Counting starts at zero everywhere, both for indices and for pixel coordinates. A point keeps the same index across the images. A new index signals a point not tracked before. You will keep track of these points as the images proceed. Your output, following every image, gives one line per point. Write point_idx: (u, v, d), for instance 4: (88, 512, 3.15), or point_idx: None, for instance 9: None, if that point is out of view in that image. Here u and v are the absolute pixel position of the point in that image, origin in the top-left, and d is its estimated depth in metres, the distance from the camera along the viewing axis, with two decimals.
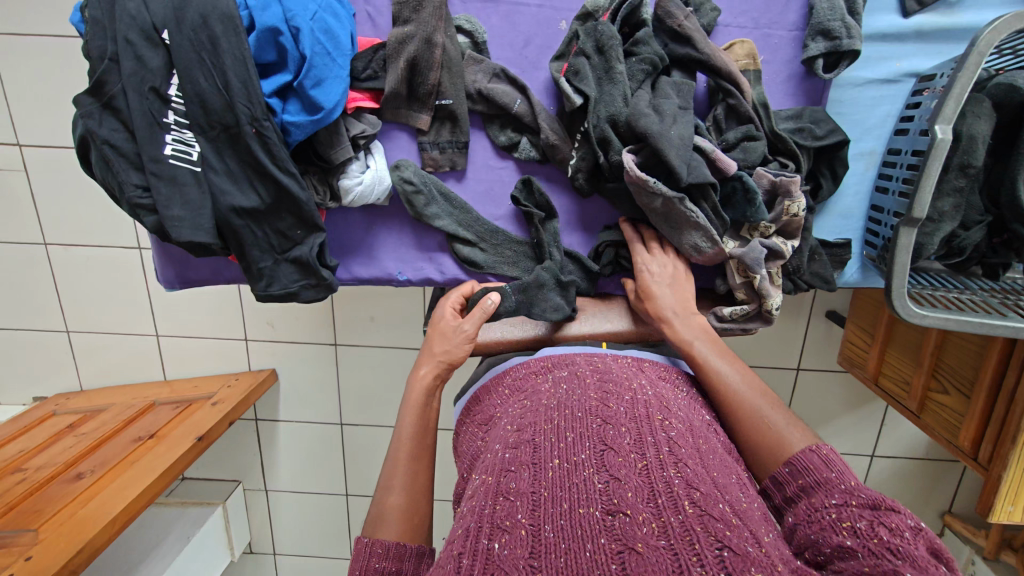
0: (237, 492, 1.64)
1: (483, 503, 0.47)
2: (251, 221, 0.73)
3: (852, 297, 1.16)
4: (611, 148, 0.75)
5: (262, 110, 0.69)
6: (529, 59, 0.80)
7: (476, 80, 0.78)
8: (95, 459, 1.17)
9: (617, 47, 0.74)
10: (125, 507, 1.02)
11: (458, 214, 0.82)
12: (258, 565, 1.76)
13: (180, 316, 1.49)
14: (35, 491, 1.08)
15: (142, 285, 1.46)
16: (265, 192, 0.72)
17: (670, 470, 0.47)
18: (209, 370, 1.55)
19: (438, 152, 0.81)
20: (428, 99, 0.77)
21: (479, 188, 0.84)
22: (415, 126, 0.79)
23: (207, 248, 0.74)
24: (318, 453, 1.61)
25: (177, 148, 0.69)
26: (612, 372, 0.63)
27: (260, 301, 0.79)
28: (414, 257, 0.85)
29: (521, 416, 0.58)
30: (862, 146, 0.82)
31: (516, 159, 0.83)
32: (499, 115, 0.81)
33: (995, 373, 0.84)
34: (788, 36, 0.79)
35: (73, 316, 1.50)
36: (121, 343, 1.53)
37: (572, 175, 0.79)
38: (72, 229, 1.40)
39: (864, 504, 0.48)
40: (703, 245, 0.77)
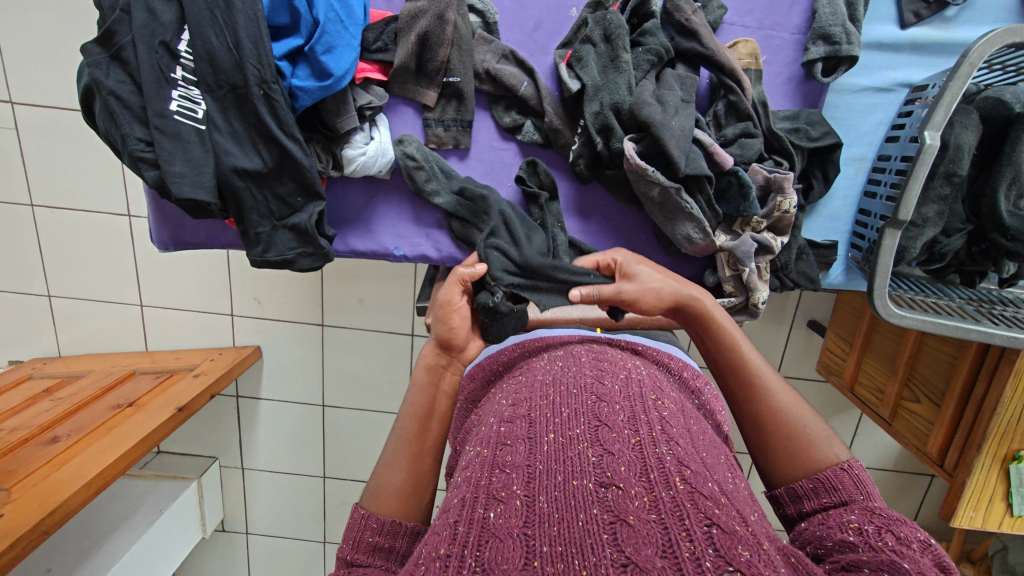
0: (213, 469, 1.63)
1: (479, 474, 0.48)
2: (252, 184, 0.73)
3: (833, 307, 1.20)
4: (611, 135, 0.76)
5: (271, 72, 0.69)
6: (537, 43, 0.81)
7: (484, 59, 0.79)
8: (71, 424, 1.15)
9: (624, 36, 0.75)
10: (101, 471, 1.00)
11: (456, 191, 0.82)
12: (229, 544, 1.74)
13: (166, 286, 1.47)
14: (8, 452, 1.06)
15: (129, 253, 1.44)
16: (268, 155, 0.72)
17: (662, 447, 0.49)
18: (193, 344, 1.54)
19: (442, 129, 0.82)
20: (436, 76, 0.78)
21: (480, 168, 0.85)
22: (421, 101, 0.80)
23: (204, 208, 0.73)
24: (298, 433, 1.61)
25: (183, 105, 0.69)
26: (607, 355, 0.65)
27: (254, 267, 0.78)
28: (411, 232, 0.86)
29: (517, 393, 0.59)
30: (853, 151, 0.84)
31: (519, 141, 0.84)
32: (504, 96, 0.82)
33: (964, 383, 0.86)
34: (790, 38, 0.81)
35: (56, 280, 1.47)
36: (104, 311, 1.51)
37: (572, 160, 0.80)
38: (60, 191, 1.38)
39: (879, 517, 0.49)
40: (695, 236, 0.78)
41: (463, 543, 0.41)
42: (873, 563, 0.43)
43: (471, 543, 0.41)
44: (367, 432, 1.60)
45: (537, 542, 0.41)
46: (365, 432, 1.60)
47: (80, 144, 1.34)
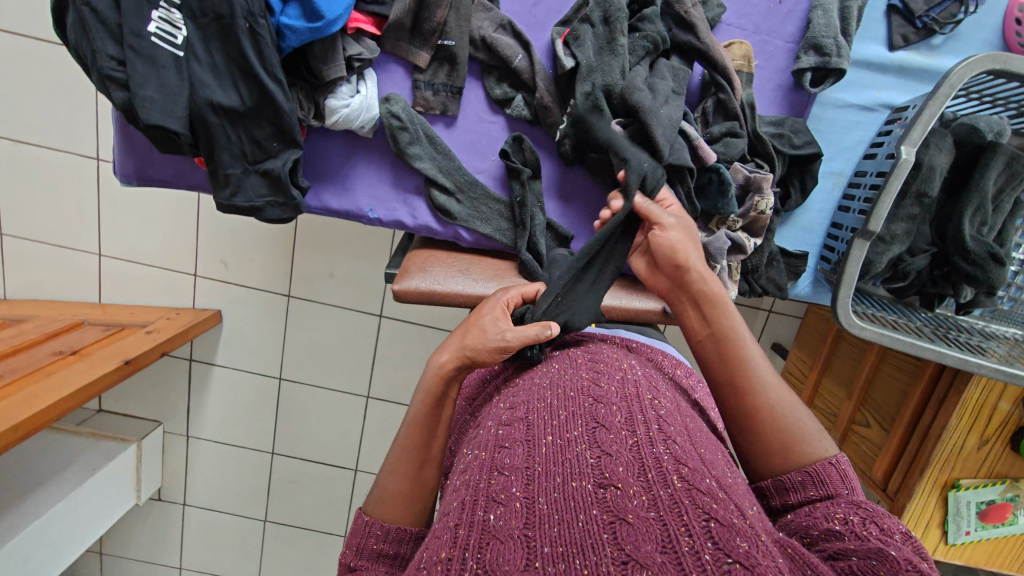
0: (156, 433, 1.56)
1: (479, 477, 0.48)
2: (227, 121, 0.71)
3: (795, 329, 1.23)
4: (600, 118, 0.75)
5: (259, 7, 0.67)
6: (536, 19, 0.81)
7: (481, 27, 0.78)
8: (6, 365, 1.08)
9: (622, 20, 0.75)
10: (31, 416, 0.95)
11: (440, 159, 0.81)
12: (164, 514, 1.67)
13: (127, 236, 1.41)
14: None
15: (92, 197, 1.38)
16: (246, 94, 0.70)
17: (659, 447, 0.49)
18: (149, 300, 1.47)
19: (431, 93, 0.80)
20: (430, 37, 0.77)
21: (466, 138, 0.84)
22: (412, 62, 0.78)
23: (174, 142, 0.71)
24: (251, 405, 1.56)
25: (162, 29, 0.66)
26: (602, 356, 0.66)
27: (220, 211, 0.76)
28: (388, 196, 0.84)
29: (515, 397, 0.60)
30: (831, 165, 0.86)
31: (508, 115, 0.83)
32: (498, 67, 0.81)
33: (913, 409, 0.89)
34: (783, 46, 0.83)
35: (10, 218, 1.40)
36: (57, 255, 1.44)
37: (558, 139, 0.79)
38: (25, 124, 1.32)
39: (863, 510, 0.50)
40: None
41: (465, 546, 0.41)
42: (860, 552, 0.44)
43: (472, 546, 0.41)
44: (324, 411, 1.56)
45: (538, 544, 0.41)
46: (321, 410, 1.56)
47: (51, 76, 1.28)
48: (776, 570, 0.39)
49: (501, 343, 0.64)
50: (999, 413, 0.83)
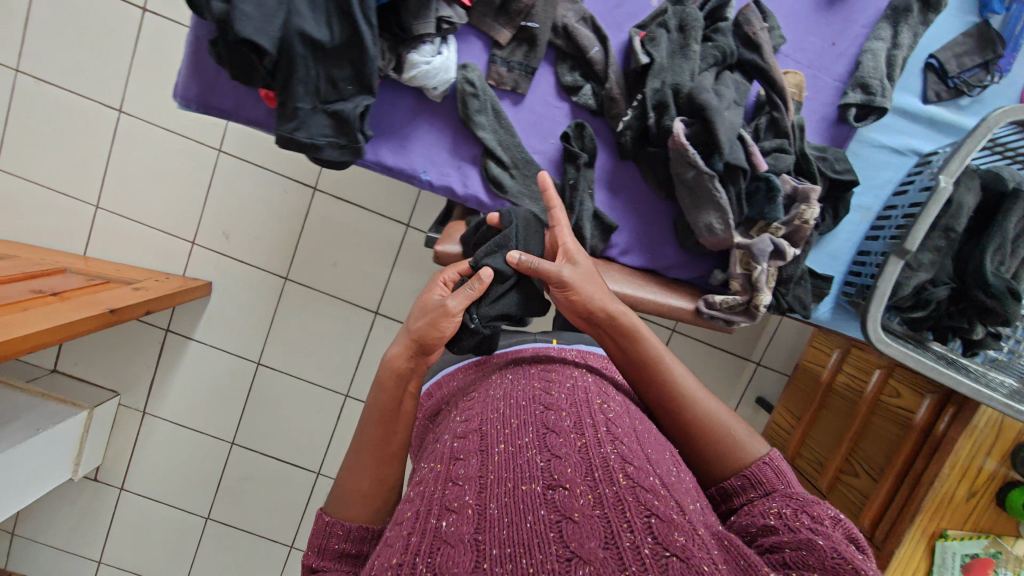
0: (111, 404, 1.45)
1: (433, 489, 0.51)
2: (311, 50, 0.59)
3: (793, 381, 1.29)
4: (665, 113, 0.76)
5: None
6: (614, 19, 0.81)
7: (565, 16, 0.78)
8: None
9: (698, 30, 0.77)
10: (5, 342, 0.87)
11: (501, 132, 0.79)
12: (97, 498, 1.52)
13: (132, 192, 1.38)
14: None
15: (104, 148, 1.35)
16: (340, 25, 0.59)
17: (607, 447, 0.54)
18: (137, 262, 1.41)
19: (506, 69, 0.78)
20: (517, 16, 0.75)
21: (530, 118, 0.81)
22: (494, 37, 0.76)
23: (246, 63, 0.60)
24: (220, 389, 1.48)
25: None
26: (555, 369, 0.70)
27: (277, 147, 0.65)
28: (443, 161, 0.80)
29: (470, 411, 0.63)
30: (861, 200, 0.92)
31: (574, 104, 0.81)
32: (573, 57, 0.80)
33: (905, 460, 0.90)
34: (832, 83, 0.91)
35: (11, 155, 1.35)
36: (51, 201, 1.37)
37: (619, 130, 0.79)
38: (56, 65, 1.30)
39: (794, 500, 0.54)
40: (717, 227, 0.77)
41: (416, 551, 0.44)
42: (794, 544, 0.48)
43: (423, 552, 0.43)
44: (298, 405, 1.49)
45: (486, 546, 0.44)
46: (293, 404, 1.49)
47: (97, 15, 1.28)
48: (710, 562, 0.43)
49: (442, 311, 0.67)
50: (985, 472, 0.85)
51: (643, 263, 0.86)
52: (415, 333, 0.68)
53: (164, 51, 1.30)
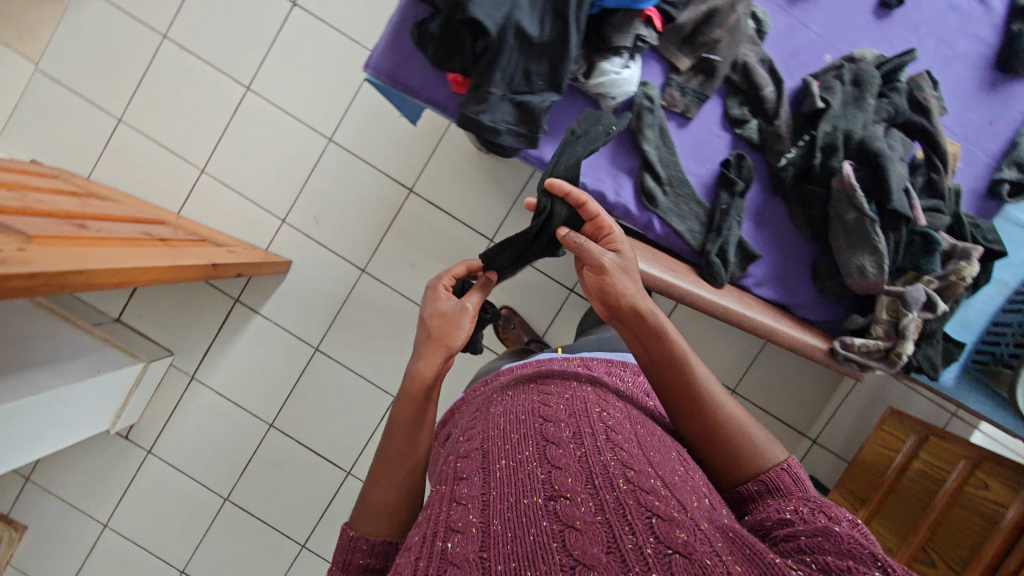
0: (164, 364, 1.44)
1: (439, 511, 0.52)
2: (517, 44, 0.65)
3: (851, 464, 1.26)
4: (833, 155, 0.80)
5: None
6: (787, 68, 0.88)
7: (746, 55, 0.83)
8: (104, 226, 1.04)
9: (873, 86, 0.83)
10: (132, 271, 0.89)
11: (664, 149, 0.81)
12: (122, 458, 1.48)
13: (239, 164, 1.43)
14: (32, 214, 0.93)
15: (224, 119, 1.42)
16: (548, 30, 0.65)
17: (607, 455, 0.54)
18: (226, 229, 1.44)
19: (679, 94, 0.82)
20: (700, 48, 0.80)
21: (692, 142, 0.84)
22: (674, 62, 0.81)
23: (456, 47, 0.66)
24: (272, 368, 1.47)
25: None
26: (553, 383, 0.70)
27: (459, 126, 0.69)
28: (602, 168, 0.82)
29: (474, 430, 0.64)
30: (1000, 274, 0.94)
31: (737, 135, 0.85)
32: (743, 93, 0.85)
33: (995, 553, 0.87)
34: (985, 159, 0.97)
35: (137, 110, 1.42)
36: (161, 158, 1.43)
37: (782, 166, 0.83)
38: (202, 38, 1.40)
39: (812, 502, 0.55)
40: (869, 270, 0.79)
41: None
42: (809, 531, 0.50)
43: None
44: (343, 400, 1.47)
45: (492, 564, 0.44)
46: (341, 396, 1.47)
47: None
48: (714, 558, 0.44)
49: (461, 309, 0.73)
50: None
51: (774, 297, 0.87)
52: (439, 338, 0.71)
53: (305, 39, 1.39)
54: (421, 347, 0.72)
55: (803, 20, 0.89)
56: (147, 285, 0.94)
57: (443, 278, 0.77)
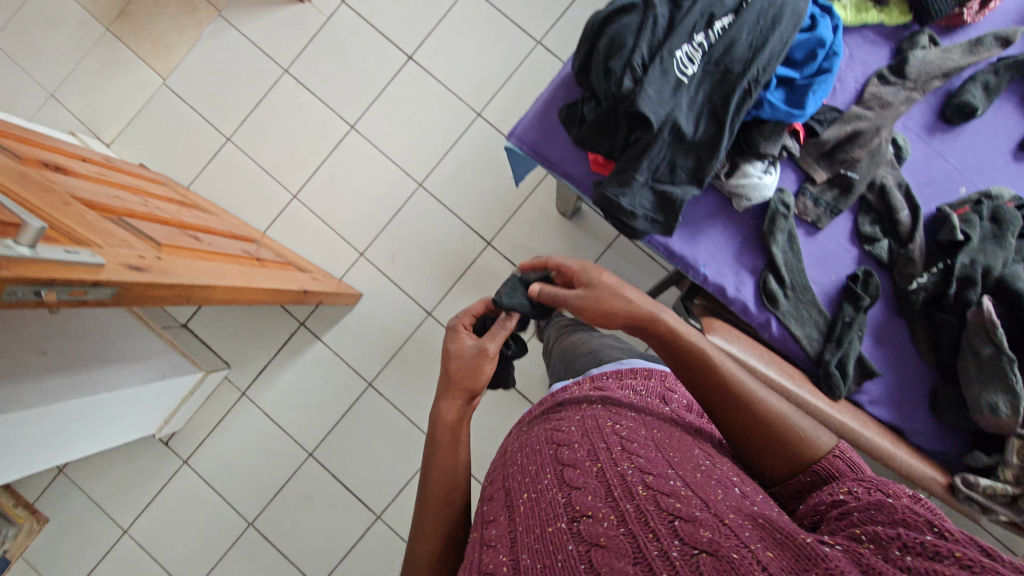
0: (219, 376, 1.45)
1: (475, 556, 0.52)
2: (670, 139, 0.67)
3: None
4: (971, 288, 0.82)
5: (764, 79, 0.65)
6: (922, 194, 0.91)
7: (883, 176, 0.87)
8: (211, 239, 1.08)
9: (1015, 226, 0.84)
10: (240, 289, 0.91)
11: (792, 254, 0.84)
12: (157, 464, 1.47)
13: (330, 195, 1.49)
14: (154, 221, 0.98)
15: (324, 151, 1.50)
16: (702, 131, 0.67)
17: (624, 464, 0.54)
18: (306, 254, 1.49)
19: (812, 203, 0.86)
20: (839, 164, 0.84)
21: (819, 251, 0.87)
22: (811, 173, 0.86)
23: (611, 130, 0.69)
24: (322, 396, 1.47)
25: (689, 52, 0.64)
26: (564, 408, 0.70)
27: (595, 203, 0.71)
28: (727, 263, 0.85)
29: (500, 469, 0.65)
30: None
31: (864, 251, 0.87)
32: (876, 211, 0.88)
33: None
34: None
35: (246, 133, 1.51)
36: (258, 179, 1.50)
37: (914, 290, 0.84)
38: (319, 77, 1.50)
39: (868, 481, 0.52)
40: (1003, 409, 0.79)
41: None
42: (862, 507, 0.47)
43: None
44: (385, 439, 1.45)
45: None
46: (385, 436, 1.45)
47: (375, 48, 1.49)
48: (743, 550, 0.42)
49: (482, 349, 0.79)
50: None
51: (888, 419, 0.87)
52: (460, 381, 0.78)
53: (416, 90, 1.48)
54: (443, 392, 0.79)
55: (941, 151, 0.92)
56: (246, 304, 0.97)
57: (462, 317, 0.86)
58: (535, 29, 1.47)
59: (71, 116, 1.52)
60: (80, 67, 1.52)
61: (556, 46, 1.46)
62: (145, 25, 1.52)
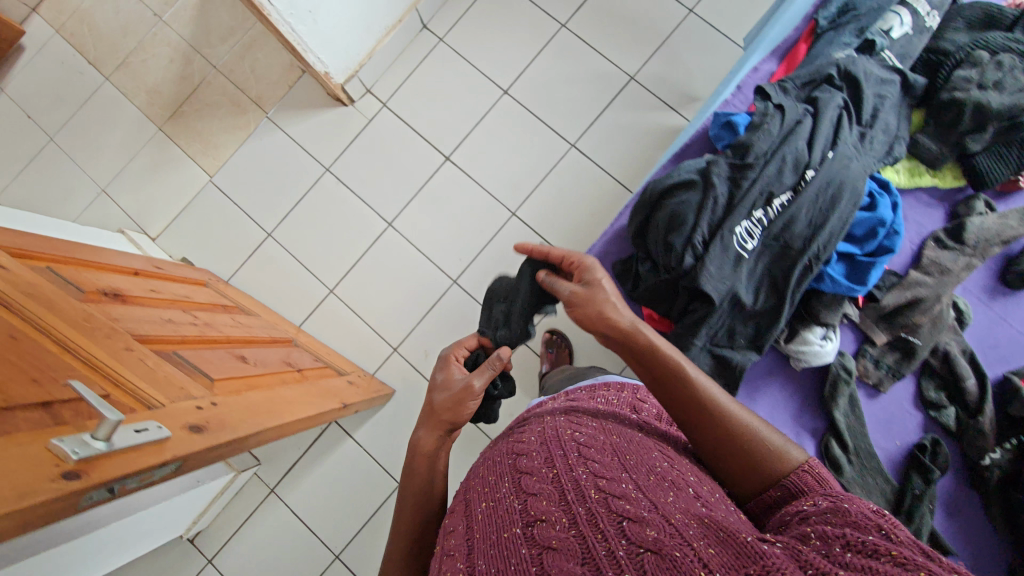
0: (249, 472, 1.44)
1: (435, 570, 0.51)
2: (730, 309, 0.68)
3: None
4: None
5: (824, 256, 0.66)
6: (986, 357, 0.92)
7: (948, 344, 0.89)
8: (254, 354, 1.09)
9: None
10: (285, 420, 0.92)
11: (853, 417, 0.87)
12: (180, 561, 1.44)
13: (365, 289, 1.52)
14: (202, 343, 0.99)
15: (362, 247, 1.53)
16: (761, 301, 0.67)
17: (579, 471, 0.55)
18: (339, 348, 1.50)
19: (873, 366, 0.89)
20: (899, 328, 0.88)
21: (881, 414, 0.90)
22: (871, 336, 0.89)
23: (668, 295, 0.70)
24: (351, 493, 1.44)
25: (750, 228, 0.65)
26: (532, 422, 0.70)
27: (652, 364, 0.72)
28: (786, 423, 0.89)
29: (462, 483, 0.64)
30: None
31: (929, 417, 0.89)
32: (941, 377, 0.89)
33: None
34: None
35: (287, 228, 1.55)
36: (297, 273, 1.54)
37: (987, 465, 0.83)
38: (359, 176, 1.55)
39: (830, 492, 0.54)
40: None
41: None
42: (821, 517, 0.50)
43: None
44: None
45: None
46: None
47: (413, 149, 1.55)
48: (691, 553, 0.44)
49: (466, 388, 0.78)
50: None
51: None
52: (440, 414, 0.77)
53: (452, 188, 1.52)
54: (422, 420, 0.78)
55: (1005, 314, 0.93)
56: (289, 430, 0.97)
57: (456, 350, 0.89)
58: (570, 133, 1.51)
59: (120, 210, 1.58)
60: (132, 164, 1.60)
61: (590, 149, 1.50)
62: (196, 125, 1.60)
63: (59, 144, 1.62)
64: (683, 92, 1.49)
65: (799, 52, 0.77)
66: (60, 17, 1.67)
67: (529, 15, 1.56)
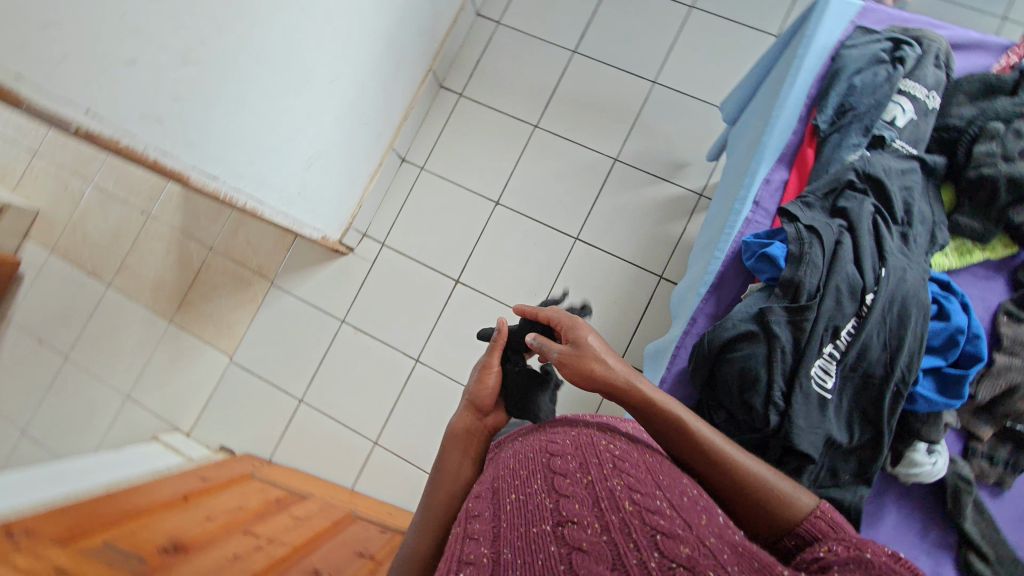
0: None
1: (454, 548, 0.49)
2: (827, 452, 0.63)
3: None
4: None
5: (913, 376, 0.62)
6: None
7: None
8: (325, 559, 1.03)
9: None
10: None
11: (984, 525, 0.75)
12: None
13: (409, 433, 1.47)
14: (274, 569, 0.95)
15: (395, 390, 1.50)
16: (858, 436, 0.63)
17: (612, 481, 0.54)
18: (398, 501, 1.44)
19: (988, 463, 0.76)
20: (1002, 418, 0.75)
21: (1014, 512, 0.77)
22: (974, 432, 0.77)
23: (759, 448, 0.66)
24: None
25: (825, 367, 0.62)
26: (564, 422, 0.69)
27: None
28: (912, 547, 0.76)
29: (486, 472, 0.63)
30: None
31: None
32: None
33: None
34: None
35: (317, 389, 1.53)
36: (337, 433, 1.50)
37: None
38: (375, 319, 1.54)
39: (849, 540, 0.48)
40: None
41: None
42: (840, 561, 0.44)
43: None
44: None
45: None
46: None
47: (421, 279, 1.54)
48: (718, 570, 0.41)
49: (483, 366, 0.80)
50: None
51: None
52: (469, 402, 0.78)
53: (468, 309, 1.50)
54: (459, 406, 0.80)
55: None
56: None
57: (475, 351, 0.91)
58: (570, 225, 1.51)
59: (150, 412, 1.56)
60: (150, 364, 1.58)
61: (594, 237, 1.50)
62: (205, 309, 1.59)
63: (75, 361, 1.61)
64: (669, 160, 1.50)
65: (808, 157, 0.76)
66: (53, 236, 1.69)
67: (501, 124, 1.59)
